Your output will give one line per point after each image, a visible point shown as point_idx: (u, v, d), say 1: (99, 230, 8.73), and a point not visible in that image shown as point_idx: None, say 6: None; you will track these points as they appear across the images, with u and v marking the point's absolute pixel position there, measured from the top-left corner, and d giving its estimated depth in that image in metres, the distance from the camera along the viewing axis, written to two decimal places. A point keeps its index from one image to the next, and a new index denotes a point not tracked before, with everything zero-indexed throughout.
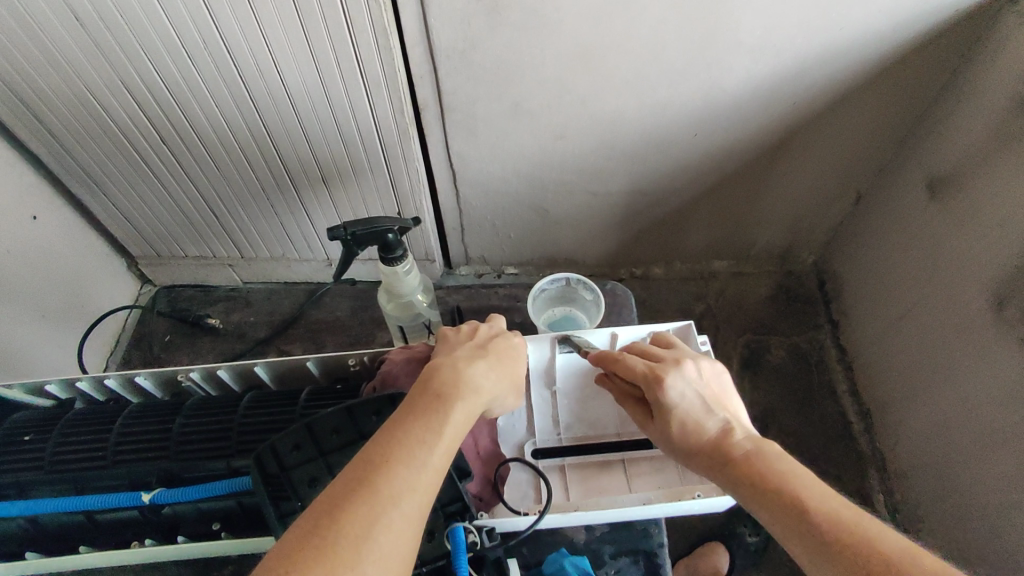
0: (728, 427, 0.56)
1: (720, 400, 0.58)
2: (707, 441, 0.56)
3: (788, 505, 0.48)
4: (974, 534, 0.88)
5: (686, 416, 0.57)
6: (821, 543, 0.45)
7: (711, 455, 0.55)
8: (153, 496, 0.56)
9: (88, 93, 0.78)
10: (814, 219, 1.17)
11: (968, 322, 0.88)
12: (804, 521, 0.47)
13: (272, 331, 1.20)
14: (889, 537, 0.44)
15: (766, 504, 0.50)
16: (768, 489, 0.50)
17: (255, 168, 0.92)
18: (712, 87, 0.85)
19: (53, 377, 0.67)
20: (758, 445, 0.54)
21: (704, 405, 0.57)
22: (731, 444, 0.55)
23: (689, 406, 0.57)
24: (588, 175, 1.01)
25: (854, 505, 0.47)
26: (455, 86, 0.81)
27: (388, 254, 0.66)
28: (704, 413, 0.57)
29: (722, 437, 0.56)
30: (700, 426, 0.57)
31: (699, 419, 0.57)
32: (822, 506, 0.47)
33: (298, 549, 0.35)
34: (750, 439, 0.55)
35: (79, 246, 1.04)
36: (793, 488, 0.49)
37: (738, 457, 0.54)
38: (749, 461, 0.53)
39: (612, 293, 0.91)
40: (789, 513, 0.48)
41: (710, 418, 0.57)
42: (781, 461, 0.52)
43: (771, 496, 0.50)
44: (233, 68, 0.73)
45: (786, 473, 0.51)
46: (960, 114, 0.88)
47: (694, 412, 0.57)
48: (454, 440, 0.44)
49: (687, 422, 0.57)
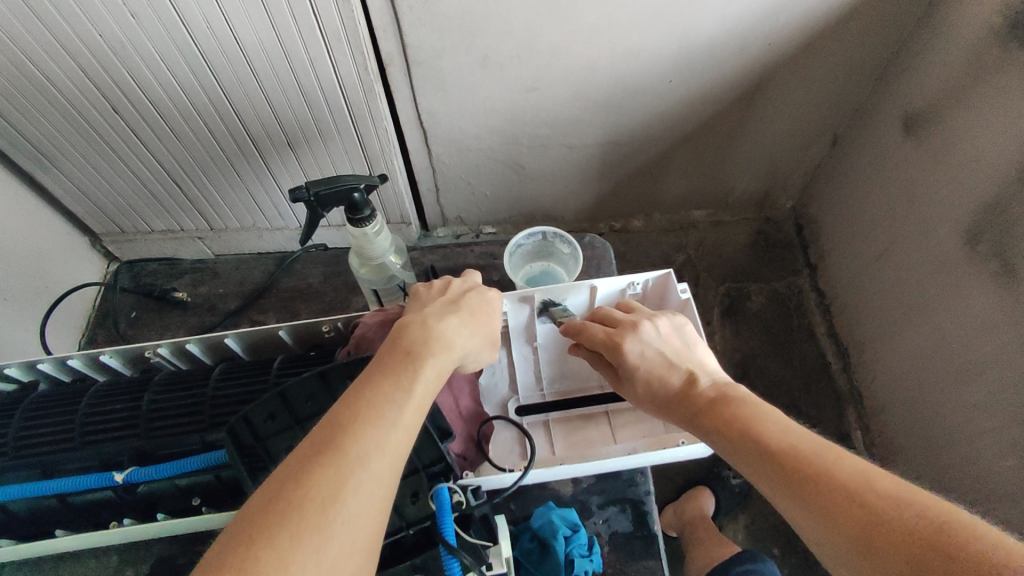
0: (692, 377, 0.56)
1: (682, 351, 0.58)
2: (673, 394, 0.56)
3: (752, 447, 0.48)
4: (949, 462, 0.91)
5: (649, 373, 0.57)
6: (786, 481, 0.45)
7: (679, 409, 0.55)
8: (126, 475, 0.55)
9: (25, 59, 0.72)
10: (792, 162, 1.16)
11: (942, 259, 0.89)
12: (769, 460, 0.47)
13: (244, 301, 1.17)
14: (848, 465, 0.44)
15: (734, 449, 0.50)
16: (733, 433, 0.50)
17: (215, 135, 0.87)
18: (686, 30, 0.82)
19: (12, 360, 0.64)
20: (720, 390, 0.54)
21: (667, 360, 0.57)
22: (695, 394, 0.54)
23: (651, 363, 0.57)
24: (564, 128, 0.99)
25: (813, 437, 0.47)
26: (420, 38, 0.77)
27: (356, 214, 0.64)
28: (667, 366, 0.57)
29: (687, 388, 0.55)
30: (664, 379, 0.56)
31: (662, 374, 0.56)
32: (785, 442, 0.47)
33: (264, 514, 0.34)
34: (714, 384, 0.55)
35: (36, 225, 0.99)
36: (757, 430, 0.49)
37: (704, 406, 0.53)
38: (714, 409, 0.52)
39: (590, 247, 0.90)
40: (755, 454, 0.48)
41: (674, 371, 0.56)
42: (742, 401, 0.52)
43: (737, 440, 0.50)
44: (180, 25, 0.68)
45: (746, 413, 0.51)
46: (934, 49, 0.86)
47: (659, 367, 0.56)
48: (425, 397, 0.43)
49: (652, 377, 0.57)
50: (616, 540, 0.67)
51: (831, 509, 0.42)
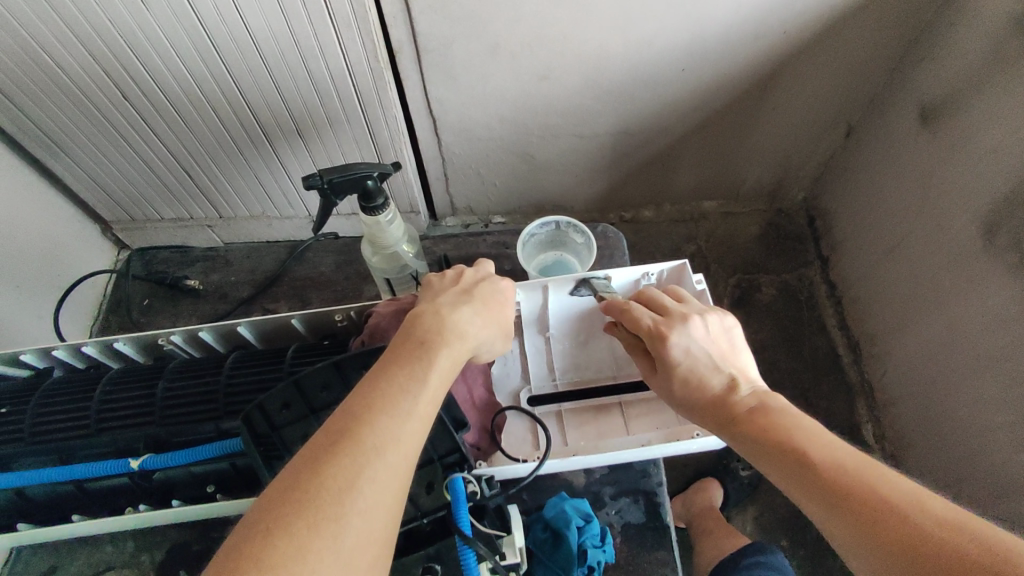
0: (733, 383, 0.55)
1: (726, 355, 0.57)
2: (710, 398, 0.55)
3: (791, 458, 0.48)
4: (962, 456, 0.90)
5: (691, 371, 0.56)
6: (825, 493, 0.45)
7: (715, 412, 0.55)
8: (142, 463, 0.55)
9: (36, 46, 0.72)
10: (805, 153, 1.15)
11: (958, 252, 0.88)
12: (805, 471, 0.47)
13: (255, 289, 1.18)
14: (892, 482, 0.43)
15: (769, 458, 0.50)
16: (771, 441, 0.50)
17: (225, 123, 0.87)
18: (699, 18, 0.80)
19: (27, 347, 0.64)
20: (761, 400, 0.54)
21: (711, 360, 0.56)
22: (734, 401, 0.54)
23: (695, 361, 0.56)
24: (574, 117, 0.98)
25: (855, 451, 0.47)
26: (431, 25, 0.76)
27: (368, 203, 0.63)
28: (710, 367, 0.56)
29: (725, 393, 0.55)
30: (705, 381, 0.56)
31: (704, 375, 0.56)
32: (822, 453, 0.47)
33: (280, 501, 0.34)
34: (754, 393, 0.55)
35: (48, 212, 0.99)
36: (795, 440, 0.49)
37: (742, 415, 0.53)
38: (752, 416, 0.52)
39: (603, 237, 0.89)
40: (791, 464, 0.48)
41: (715, 374, 0.56)
42: (782, 412, 0.52)
43: (773, 450, 0.50)
44: (190, 12, 0.68)
45: (788, 424, 0.50)
46: (953, 37, 0.84)
47: (700, 367, 0.56)
48: (439, 387, 0.43)
49: (692, 376, 0.56)
50: (628, 530, 0.67)
51: (867, 520, 0.42)
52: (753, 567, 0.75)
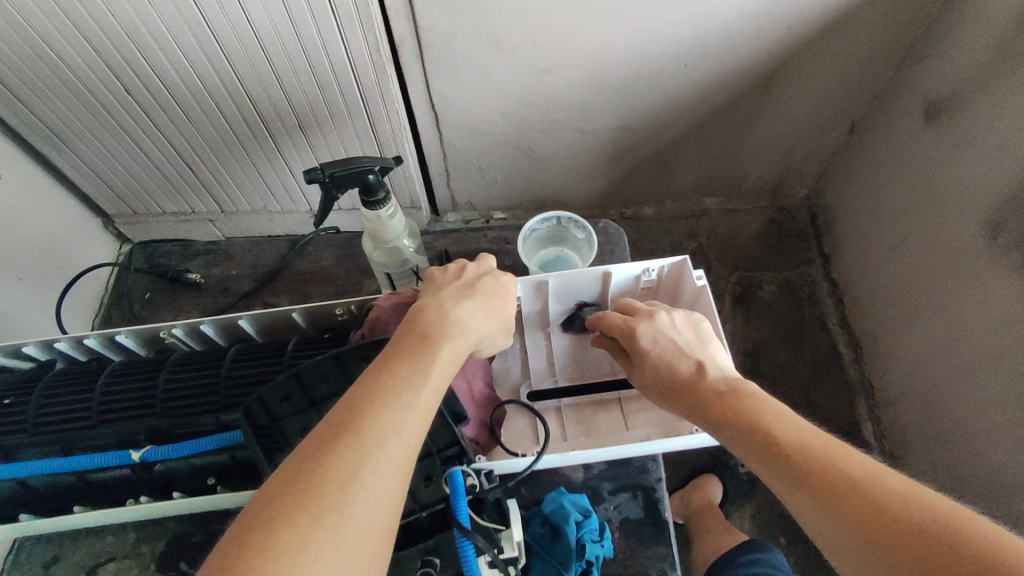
0: (702, 367, 0.55)
1: (695, 343, 0.58)
2: (679, 381, 0.56)
3: (761, 442, 0.48)
4: (962, 454, 0.90)
5: (659, 358, 0.57)
6: (796, 478, 0.44)
7: (686, 396, 0.55)
8: (144, 454, 0.56)
9: (40, 40, 0.72)
10: (807, 150, 1.14)
11: (961, 251, 0.88)
12: (774, 453, 0.46)
13: (257, 284, 1.18)
14: (861, 466, 0.43)
15: (739, 440, 0.50)
16: (739, 423, 0.50)
17: (226, 116, 0.87)
18: (704, 13, 0.80)
19: (29, 339, 0.64)
20: (730, 384, 0.53)
21: (678, 347, 0.57)
22: (703, 384, 0.54)
23: (662, 348, 0.58)
24: (576, 112, 0.98)
25: (825, 435, 0.46)
26: (433, 20, 0.76)
27: (370, 197, 0.63)
28: (678, 354, 0.57)
29: (694, 376, 0.55)
30: (673, 366, 0.56)
31: (672, 360, 0.57)
32: (789, 434, 0.47)
33: (281, 492, 0.34)
34: (723, 377, 0.54)
35: (50, 205, 0.99)
36: (763, 422, 0.49)
37: (710, 397, 0.53)
38: (721, 399, 0.52)
39: (604, 233, 0.89)
40: (760, 445, 0.48)
41: (685, 360, 0.56)
42: (751, 396, 0.51)
43: (743, 432, 0.49)
44: (193, 5, 0.67)
45: (758, 408, 0.50)
46: (959, 33, 0.84)
47: (668, 354, 0.57)
48: (440, 381, 0.43)
49: (661, 363, 0.57)
50: (627, 526, 0.67)
51: (836, 500, 0.42)
52: (751, 563, 0.76)
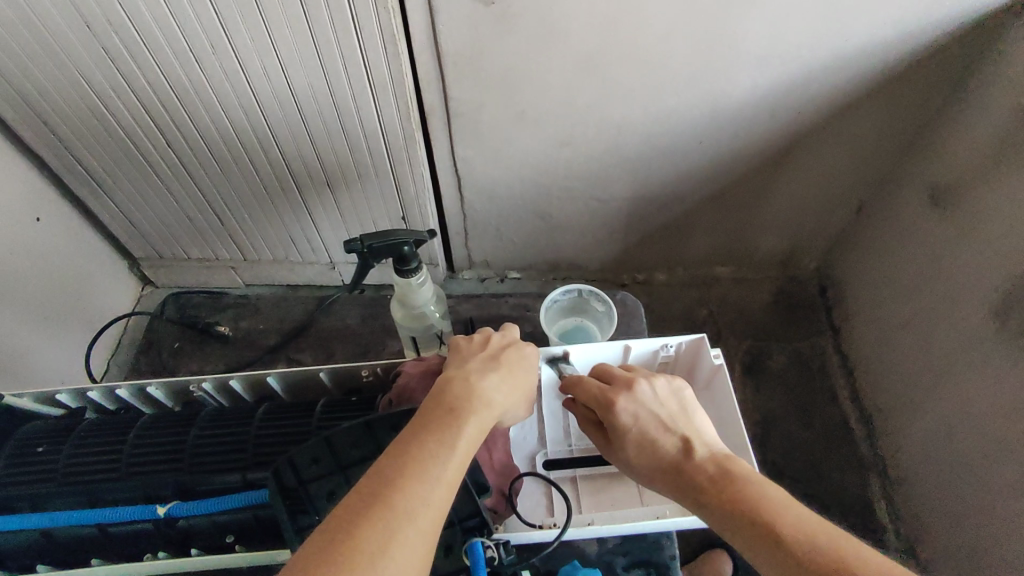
0: (688, 446, 0.55)
1: (677, 415, 0.58)
2: (667, 462, 0.55)
3: (759, 534, 0.47)
4: (977, 539, 0.88)
5: (642, 436, 0.57)
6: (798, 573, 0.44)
7: (673, 478, 0.54)
8: (169, 509, 0.56)
9: (93, 95, 0.77)
10: (817, 225, 1.18)
11: (969, 330, 0.89)
12: (784, 555, 0.45)
13: (282, 339, 1.20)
14: (862, 559, 0.43)
15: (740, 536, 0.49)
16: (739, 518, 0.49)
17: (259, 172, 0.91)
18: (718, 93, 0.85)
19: (64, 387, 0.66)
20: (718, 463, 0.53)
21: (661, 423, 0.57)
22: (692, 467, 0.54)
23: (644, 424, 0.57)
24: (593, 181, 1.02)
25: (826, 524, 0.46)
26: (462, 92, 0.81)
27: (403, 265, 0.66)
28: (661, 430, 0.57)
29: (681, 457, 0.55)
30: (659, 446, 0.56)
31: (656, 439, 0.56)
32: (794, 530, 0.46)
33: (314, 563, 0.35)
34: (711, 455, 0.54)
35: (81, 247, 1.04)
36: (766, 516, 0.48)
37: (703, 485, 0.52)
38: (714, 486, 0.52)
39: (621, 303, 0.91)
40: (768, 547, 0.46)
41: (669, 438, 0.56)
42: (743, 479, 0.51)
43: (743, 526, 0.48)
44: (240, 71, 0.73)
45: (753, 495, 0.50)
46: (965, 122, 0.88)
47: (651, 431, 0.57)
48: (466, 454, 0.44)
49: (644, 441, 0.57)
50: None
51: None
52: None
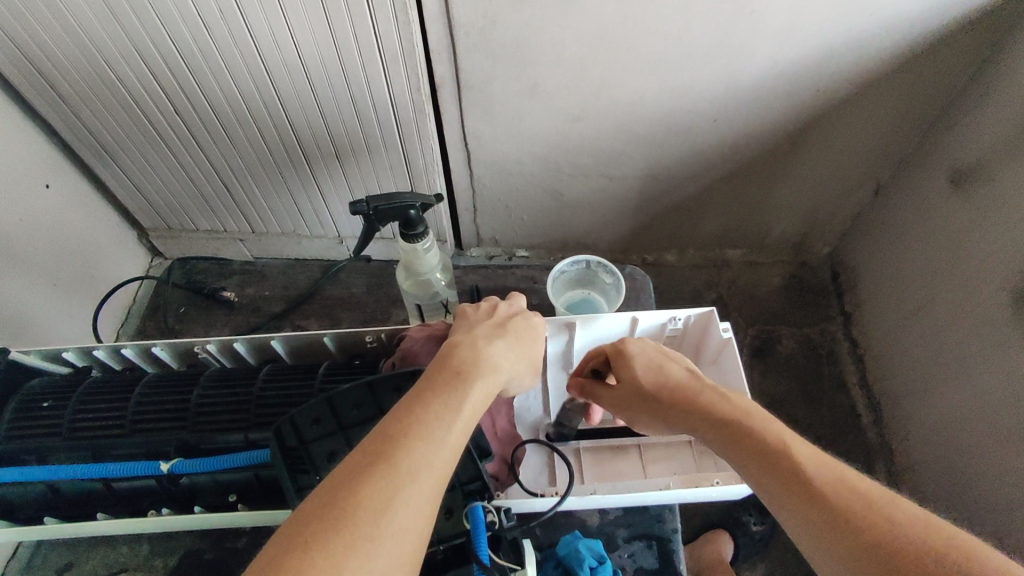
0: (694, 374, 0.56)
1: (680, 355, 0.59)
2: (673, 385, 0.55)
3: (765, 449, 0.47)
4: (985, 527, 0.87)
5: (649, 363, 0.58)
6: (802, 486, 0.44)
7: (678, 399, 0.54)
8: (172, 466, 0.56)
9: (102, 61, 0.77)
10: (831, 209, 1.15)
11: (985, 318, 0.87)
12: (788, 464, 0.45)
13: (288, 306, 1.20)
14: (861, 482, 0.44)
15: (741, 445, 0.48)
16: (744, 430, 0.49)
17: (268, 142, 0.91)
18: (736, 70, 0.83)
19: (70, 345, 0.67)
20: (723, 389, 0.54)
21: (668, 357, 0.58)
22: (699, 388, 0.54)
23: (651, 355, 0.58)
24: (605, 158, 1.00)
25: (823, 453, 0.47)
26: (473, 63, 0.80)
27: (409, 231, 0.65)
28: (668, 361, 0.58)
29: (687, 380, 0.55)
30: (668, 371, 0.56)
31: (662, 366, 0.57)
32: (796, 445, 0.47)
33: (318, 517, 0.35)
34: (713, 385, 0.55)
35: (90, 215, 1.04)
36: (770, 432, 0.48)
37: (709, 402, 0.52)
38: (722, 403, 0.52)
39: (630, 278, 0.90)
40: (772, 455, 0.46)
41: (675, 367, 0.57)
42: (748, 403, 0.51)
43: (749, 441, 0.48)
44: (249, 37, 0.72)
45: (759, 416, 0.50)
46: (991, 105, 0.85)
47: (659, 360, 0.58)
48: (470, 418, 0.43)
49: (653, 367, 0.57)
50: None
51: (857, 517, 0.41)
52: None
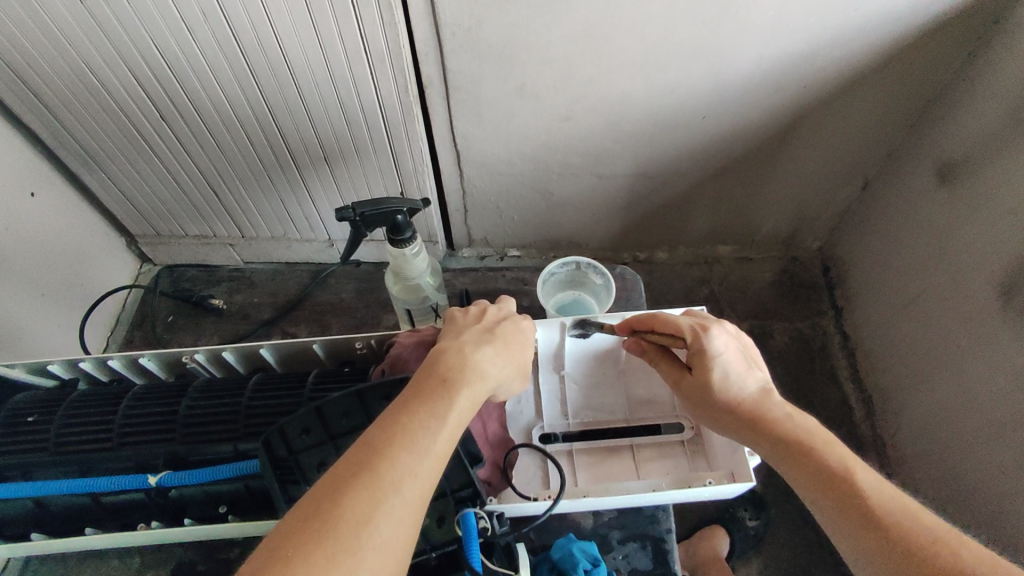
0: (768, 390, 0.58)
1: (757, 362, 0.61)
2: (745, 397, 0.58)
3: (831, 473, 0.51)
4: (977, 518, 0.88)
5: (728, 366, 0.58)
6: (863, 512, 0.47)
7: (750, 412, 0.57)
8: (161, 479, 0.56)
9: (85, 67, 0.76)
10: (821, 204, 1.16)
11: (974, 310, 0.88)
12: (852, 490, 0.49)
13: (277, 312, 1.19)
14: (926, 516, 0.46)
15: (807, 466, 0.52)
16: (813, 454, 0.52)
17: (255, 146, 0.90)
18: (724, 67, 0.83)
19: (55, 357, 0.66)
20: (794, 411, 0.56)
21: (746, 363, 0.59)
22: (772, 407, 0.57)
23: (731, 356, 0.59)
24: (594, 157, 1.00)
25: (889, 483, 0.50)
26: (461, 64, 0.79)
27: (396, 236, 0.65)
28: (746, 369, 0.59)
29: (761, 396, 0.58)
30: (743, 384, 0.58)
31: (740, 373, 0.58)
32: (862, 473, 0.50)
33: (299, 531, 0.35)
34: (785, 404, 0.58)
35: (76, 223, 1.03)
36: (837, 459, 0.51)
37: (780, 421, 0.55)
38: (792, 425, 0.55)
39: (620, 278, 0.90)
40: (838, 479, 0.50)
41: (752, 377, 0.59)
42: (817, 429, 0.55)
43: (814, 463, 0.52)
44: (233, 42, 0.71)
45: (827, 442, 0.53)
46: (976, 97, 0.86)
47: (737, 367, 0.59)
48: (456, 426, 0.43)
49: (730, 375, 0.58)
50: None
51: (915, 543, 0.44)
52: None
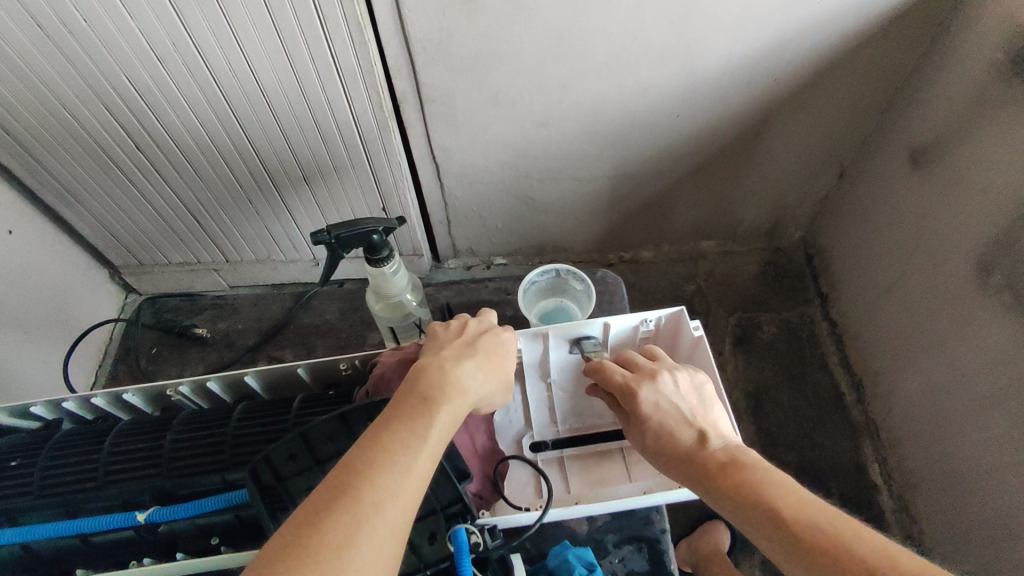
0: (704, 437, 0.55)
1: (698, 410, 0.57)
2: (681, 451, 0.55)
3: (767, 519, 0.48)
4: (969, 496, 0.89)
5: (660, 426, 0.56)
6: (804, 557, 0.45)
7: (686, 466, 0.54)
8: (149, 515, 0.55)
9: (58, 103, 0.76)
10: (800, 194, 1.17)
11: (954, 289, 0.89)
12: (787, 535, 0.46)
13: (262, 337, 1.19)
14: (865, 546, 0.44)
15: (745, 518, 0.49)
16: (749, 506, 0.49)
17: (234, 172, 0.90)
18: (693, 66, 0.84)
19: (38, 399, 0.66)
20: (733, 453, 0.53)
21: (682, 415, 0.56)
22: (707, 454, 0.54)
23: (664, 415, 0.57)
24: (572, 161, 1.01)
25: (832, 512, 0.47)
26: (433, 77, 0.80)
27: (374, 255, 0.65)
28: (680, 420, 0.56)
29: (697, 446, 0.54)
30: (675, 435, 0.56)
31: (673, 428, 0.56)
32: (803, 517, 0.47)
33: (280, 559, 0.35)
34: (726, 447, 0.54)
35: (58, 258, 1.02)
36: (777, 503, 0.48)
37: (714, 469, 0.52)
38: (725, 472, 0.52)
39: (603, 282, 0.90)
40: (777, 531, 0.47)
41: (686, 428, 0.56)
42: (756, 469, 0.51)
43: (751, 512, 0.49)
44: (205, 70, 0.71)
45: (766, 484, 0.50)
46: (940, 81, 0.87)
47: (670, 423, 0.56)
48: (438, 444, 0.43)
49: (663, 431, 0.56)
50: None
51: None
52: None
